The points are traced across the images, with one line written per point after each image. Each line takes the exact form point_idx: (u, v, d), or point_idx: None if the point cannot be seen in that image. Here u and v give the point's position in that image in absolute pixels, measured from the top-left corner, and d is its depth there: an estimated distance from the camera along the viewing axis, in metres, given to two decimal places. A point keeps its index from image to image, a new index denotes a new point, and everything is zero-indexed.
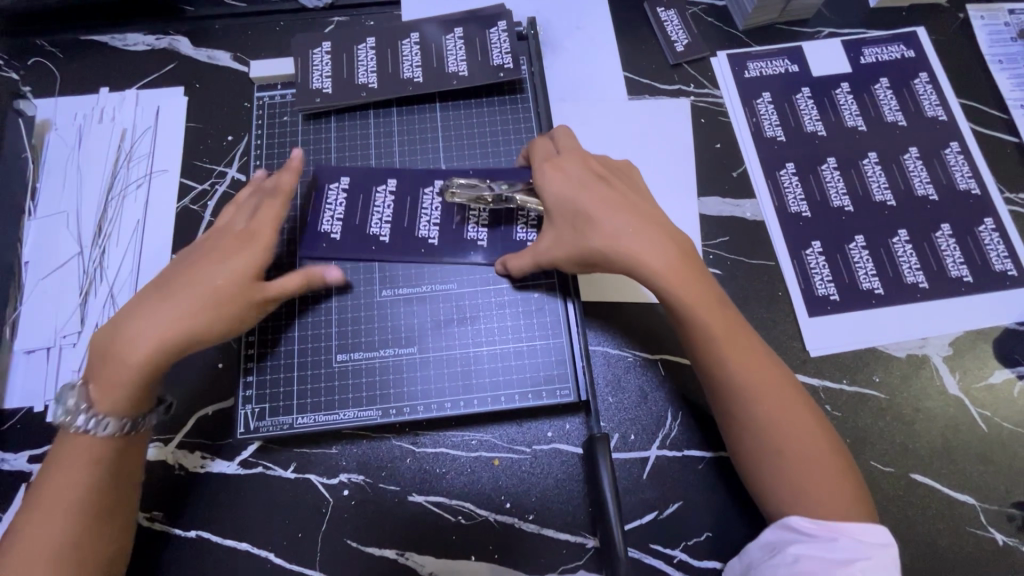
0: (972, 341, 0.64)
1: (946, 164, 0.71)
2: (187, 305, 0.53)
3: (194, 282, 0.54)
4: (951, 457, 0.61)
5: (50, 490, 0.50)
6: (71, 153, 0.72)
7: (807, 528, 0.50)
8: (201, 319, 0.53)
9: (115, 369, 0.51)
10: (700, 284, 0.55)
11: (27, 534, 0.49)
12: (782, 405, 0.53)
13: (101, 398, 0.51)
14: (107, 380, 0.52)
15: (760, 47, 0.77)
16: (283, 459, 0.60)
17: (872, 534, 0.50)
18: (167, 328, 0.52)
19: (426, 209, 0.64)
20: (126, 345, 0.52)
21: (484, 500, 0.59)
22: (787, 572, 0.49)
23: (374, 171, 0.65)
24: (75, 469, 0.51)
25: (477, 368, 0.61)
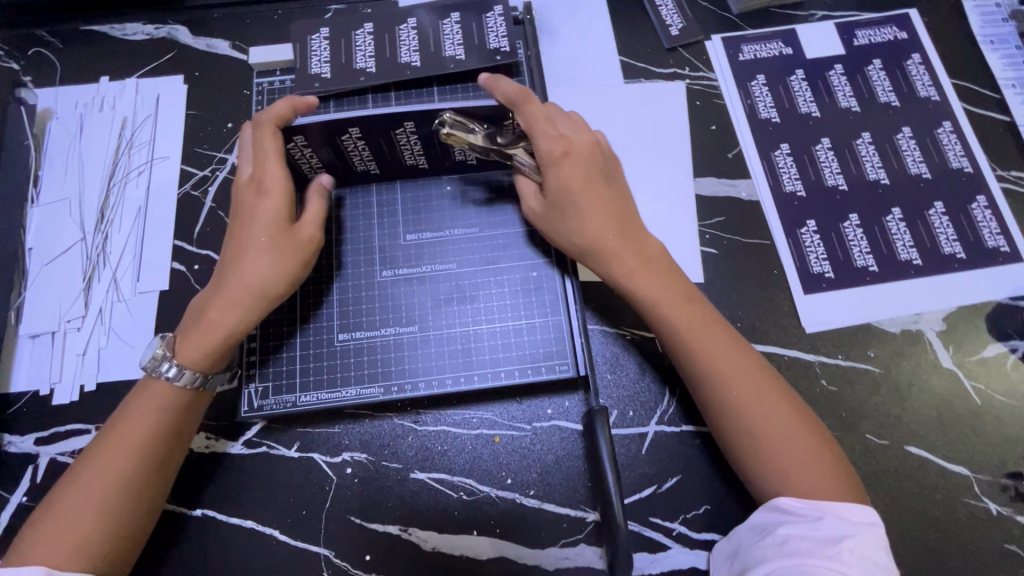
0: (965, 316, 0.65)
1: (939, 143, 0.72)
2: (249, 267, 0.56)
3: (246, 242, 0.57)
4: (945, 430, 0.61)
5: (119, 436, 0.53)
6: (73, 141, 0.72)
7: (791, 508, 0.51)
8: (267, 277, 0.56)
9: (196, 334, 0.55)
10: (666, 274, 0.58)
11: (88, 474, 0.52)
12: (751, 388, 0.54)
13: (193, 352, 0.55)
14: (188, 341, 0.55)
15: (754, 30, 0.78)
16: (286, 439, 0.61)
17: (861, 514, 0.50)
18: (236, 290, 0.56)
19: (406, 144, 0.60)
20: (208, 312, 0.56)
21: (485, 476, 0.60)
22: (774, 552, 0.49)
23: (328, 122, 0.55)
24: (139, 423, 0.53)
25: (477, 345, 0.62)
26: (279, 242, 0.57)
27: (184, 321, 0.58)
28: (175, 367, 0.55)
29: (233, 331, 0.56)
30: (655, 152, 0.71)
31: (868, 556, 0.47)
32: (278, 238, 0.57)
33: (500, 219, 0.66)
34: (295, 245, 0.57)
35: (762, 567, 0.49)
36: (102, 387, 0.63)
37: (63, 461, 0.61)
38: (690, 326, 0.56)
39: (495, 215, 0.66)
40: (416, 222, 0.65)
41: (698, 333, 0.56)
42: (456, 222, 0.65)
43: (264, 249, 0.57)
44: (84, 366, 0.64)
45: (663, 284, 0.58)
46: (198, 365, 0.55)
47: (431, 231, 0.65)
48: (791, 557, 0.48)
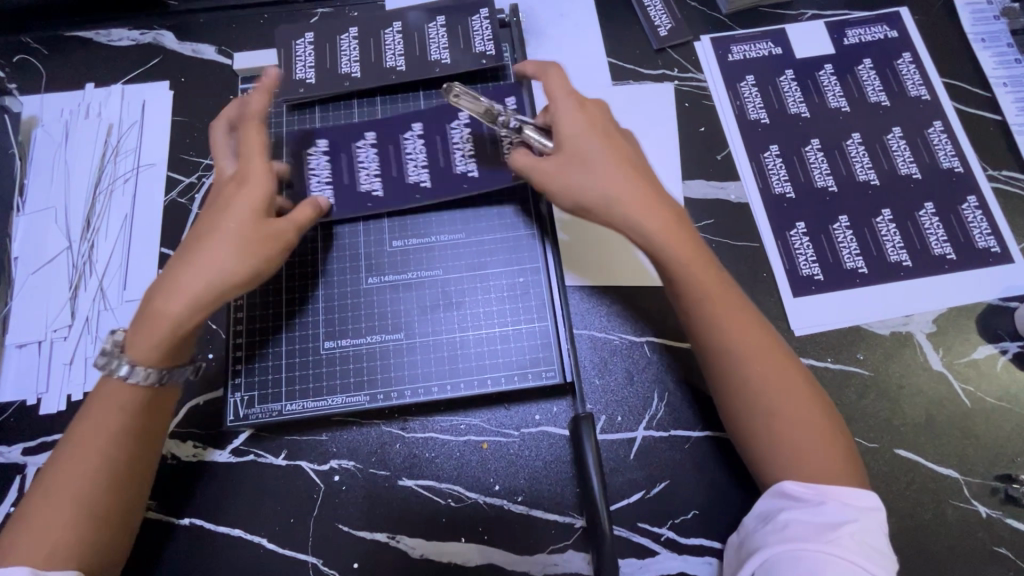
0: (955, 318, 0.65)
1: (929, 143, 0.71)
2: (208, 253, 0.52)
3: (209, 229, 0.53)
4: (935, 432, 0.61)
5: (84, 433, 0.51)
6: (59, 149, 0.72)
7: (797, 493, 0.50)
8: (223, 266, 0.52)
9: (148, 323, 0.52)
10: (687, 238, 0.55)
11: (57, 472, 0.50)
12: (766, 359, 0.53)
13: (137, 346, 0.52)
14: (140, 331, 0.52)
15: (743, 30, 0.77)
16: (274, 447, 0.61)
17: (863, 499, 0.49)
18: (191, 278, 0.52)
19: (410, 153, 0.65)
20: (158, 297, 0.52)
21: (473, 483, 0.60)
22: (777, 538, 0.49)
23: (351, 129, 0.66)
24: (105, 417, 0.51)
25: (463, 352, 0.61)
26: (245, 231, 0.53)
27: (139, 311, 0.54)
28: (128, 366, 0.52)
29: (184, 321, 0.52)
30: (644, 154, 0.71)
31: (869, 543, 0.47)
32: (244, 227, 0.53)
33: (487, 224, 0.65)
34: (265, 236, 0.54)
35: (765, 552, 0.48)
36: (88, 396, 0.63)
37: None
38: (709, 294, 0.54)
39: (481, 220, 0.66)
40: (402, 229, 0.65)
41: (715, 302, 0.54)
42: (442, 227, 0.65)
43: (226, 236, 0.53)
44: (71, 375, 0.64)
45: (685, 250, 0.55)
46: (149, 359, 0.52)
47: (417, 237, 0.65)
48: (793, 542, 0.47)
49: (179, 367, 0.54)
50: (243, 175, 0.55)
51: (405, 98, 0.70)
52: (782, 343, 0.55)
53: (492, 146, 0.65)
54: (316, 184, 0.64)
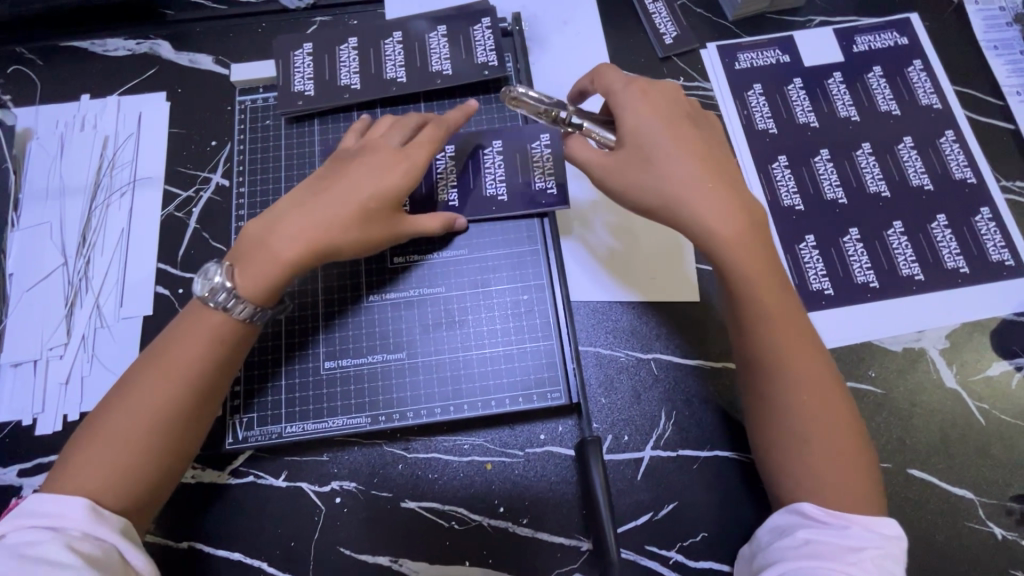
0: (969, 333, 0.64)
1: (941, 153, 0.70)
2: (341, 207, 0.54)
3: (353, 184, 0.55)
4: (948, 452, 0.60)
5: (171, 355, 0.51)
6: (54, 162, 0.71)
7: (818, 514, 0.47)
8: (346, 229, 0.53)
9: (274, 257, 0.52)
10: (754, 245, 0.51)
11: (141, 389, 0.50)
12: (811, 370, 0.50)
13: (247, 279, 0.51)
14: (266, 260, 0.52)
15: (750, 38, 0.76)
16: (273, 468, 0.59)
17: (887, 525, 0.47)
18: (322, 228, 0.53)
19: (442, 171, 0.65)
20: (290, 231, 0.53)
21: (477, 504, 0.58)
22: (794, 555, 0.46)
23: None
24: (193, 345, 0.51)
25: (467, 372, 0.61)
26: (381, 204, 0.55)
27: (245, 233, 0.54)
28: (241, 304, 0.51)
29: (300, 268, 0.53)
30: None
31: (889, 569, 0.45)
32: (383, 206, 0.55)
33: (490, 240, 0.65)
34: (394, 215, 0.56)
35: (779, 567, 0.46)
36: (85, 416, 0.62)
37: None
38: (777, 306, 0.51)
39: (485, 236, 0.65)
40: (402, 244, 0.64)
41: (772, 307, 0.51)
42: (445, 244, 0.65)
43: (362, 200, 0.54)
44: (67, 395, 0.63)
45: (760, 259, 0.51)
46: (267, 299, 0.52)
47: (420, 254, 0.64)
48: (812, 561, 0.45)
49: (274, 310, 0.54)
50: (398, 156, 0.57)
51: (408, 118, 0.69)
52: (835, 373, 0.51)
53: (525, 177, 0.65)
54: None
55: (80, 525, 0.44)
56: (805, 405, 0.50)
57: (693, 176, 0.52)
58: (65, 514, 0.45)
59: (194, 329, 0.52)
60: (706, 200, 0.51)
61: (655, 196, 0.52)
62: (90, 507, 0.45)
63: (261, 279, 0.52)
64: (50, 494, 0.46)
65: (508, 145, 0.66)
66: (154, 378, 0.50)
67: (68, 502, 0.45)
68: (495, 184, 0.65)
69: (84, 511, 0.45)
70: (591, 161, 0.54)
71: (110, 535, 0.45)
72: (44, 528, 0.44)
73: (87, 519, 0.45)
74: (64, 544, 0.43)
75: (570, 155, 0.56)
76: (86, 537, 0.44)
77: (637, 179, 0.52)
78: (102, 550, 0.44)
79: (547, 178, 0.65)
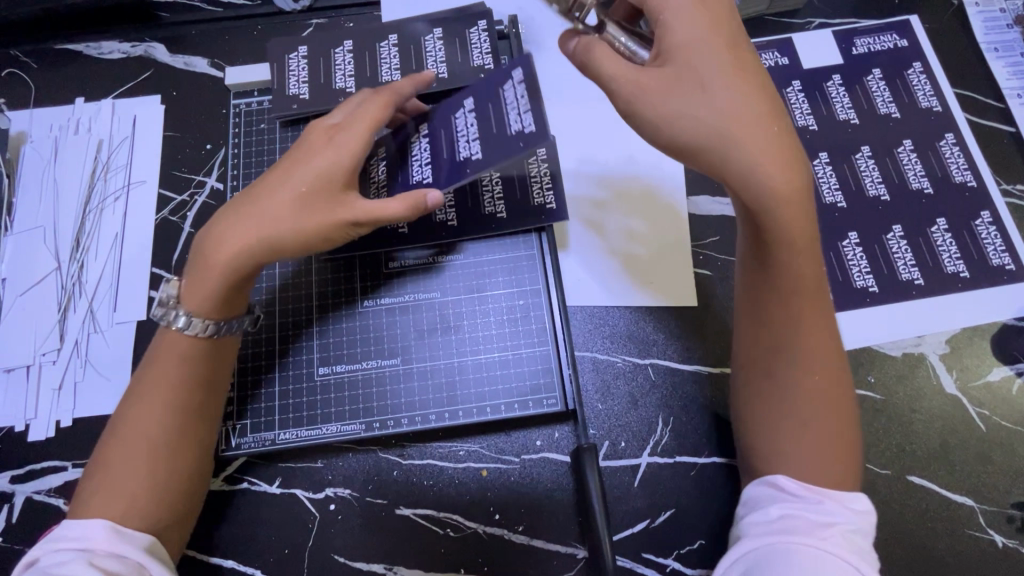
0: (969, 338, 0.63)
1: (941, 156, 0.69)
2: (271, 204, 0.50)
3: (284, 178, 0.51)
4: (948, 458, 0.59)
5: (147, 382, 0.51)
6: (48, 166, 0.70)
7: (792, 488, 0.47)
8: (279, 225, 0.50)
9: (211, 263, 0.50)
10: (806, 201, 0.45)
11: (129, 420, 0.50)
12: (824, 345, 0.48)
13: (191, 295, 0.51)
14: (205, 269, 0.51)
15: (748, 40, 0.75)
16: (267, 475, 0.59)
17: (858, 501, 0.46)
18: (254, 228, 0.50)
19: (415, 153, 0.57)
20: (224, 233, 0.50)
21: (472, 511, 0.58)
22: (768, 529, 0.45)
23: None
24: (167, 367, 0.51)
25: (462, 379, 0.60)
26: (319, 191, 0.51)
27: (194, 248, 0.53)
28: (185, 317, 0.51)
29: (235, 269, 0.50)
30: (649, 170, 0.68)
31: (860, 544, 0.44)
32: (320, 190, 0.51)
33: (486, 245, 0.64)
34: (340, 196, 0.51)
35: (750, 540, 0.45)
36: (78, 423, 0.62)
37: (39, 501, 0.59)
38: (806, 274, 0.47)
39: (480, 242, 0.64)
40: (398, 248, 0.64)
41: (798, 275, 0.47)
42: (440, 249, 0.64)
43: (294, 194, 0.51)
44: (59, 401, 0.62)
45: (805, 217, 0.45)
46: (212, 307, 0.51)
47: (415, 259, 0.64)
48: (784, 534, 0.44)
49: (234, 319, 0.53)
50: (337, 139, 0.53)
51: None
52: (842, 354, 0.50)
53: (499, 123, 0.52)
54: None
55: (103, 545, 0.44)
56: (812, 381, 0.48)
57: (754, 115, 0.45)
58: (88, 537, 0.44)
59: (165, 349, 0.52)
60: (762, 142, 0.44)
61: (700, 127, 0.45)
62: (111, 527, 0.45)
63: (200, 288, 0.51)
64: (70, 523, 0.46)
65: (479, 98, 0.55)
66: (139, 404, 0.50)
67: (91, 526, 0.45)
68: (470, 142, 0.53)
69: (105, 531, 0.45)
70: (623, 73, 0.47)
71: (133, 552, 0.44)
72: (70, 550, 0.44)
73: (109, 539, 0.44)
74: (87, 563, 0.42)
75: (587, 57, 0.49)
76: (110, 556, 0.44)
77: (677, 108, 0.45)
78: (125, 567, 0.43)
79: (524, 116, 0.51)
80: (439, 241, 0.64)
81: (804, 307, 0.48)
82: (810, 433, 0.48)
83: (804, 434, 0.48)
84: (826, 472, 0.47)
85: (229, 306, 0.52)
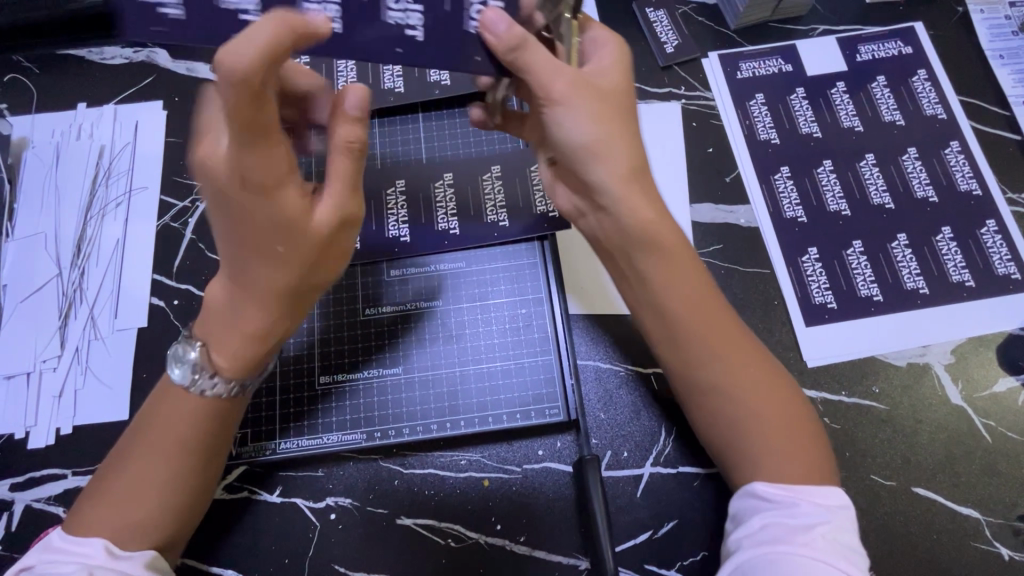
0: (974, 347, 0.63)
1: (945, 163, 0.69)
2: (265, 272, 0.44)
3: (246, 237, 0.43)
4: (954, 469, 0.59)
5: (157, 432, 0.48)
6: (49, 172, 0.70)
7: (771, 495, 0.47)
8: (302, 279, 0.46)
9: (233, 336, 0.47)
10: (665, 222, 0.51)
11: (137, 467, 0.47)
12: (731, 340, 0.51)
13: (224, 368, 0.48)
14: (222, 341, 0.47)
15: (752, 47, 0.75)
16: (268, 484, 0.58)
17: (832, 497, 0.47)
18: (263, 295, 0.45)
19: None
20: (239, 313, 0.46)
21: (474, 522, 0.57)
22: (752, 543, 0.46)
23: (383, 173, 0.67)
24: (179, 423, 0.48)
25: (464, 390, 0.60)
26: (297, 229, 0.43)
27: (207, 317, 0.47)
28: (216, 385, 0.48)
29: (269, 332, 0.48)
30: None
31: (842, 541, 0.45)
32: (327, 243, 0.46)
33: (490, 254, 0.64)
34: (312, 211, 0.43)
35: (738, 557, 0.46)
36: (79, 430, 0.61)
37: (39, 508, 0.59)
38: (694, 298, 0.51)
39: (483, 250, 0.64)
40: (401, 258, 0.64)
41: (687, 288, 0.51)
42: (442, 256, 0.64)
43: (277, 255, 0.43)
44: (60, 408, 0.62)
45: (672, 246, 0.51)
46: (238, 371, 0.48)
47: (417, 267, 0.64)
48: (769, 546, 0.45)
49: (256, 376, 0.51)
50: (256, 166, 0.39)
51: (406, 141, 0.69)
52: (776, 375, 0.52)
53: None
54: None
55: (102, 562, 0.44)
56: (741, 378, 0.50)
57: (622, 138, 0.49)
58: (86, 554, 0.44)
59: (175, 404, 0.48)
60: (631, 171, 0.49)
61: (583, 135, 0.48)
62: (108, 548, 0.45)
63: (218, 364, 0.48)
64: (66, 541, 0.45)
65: None
66: (149, 455, 0.47)
67: (89, 543, 0.45)
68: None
69: (104, 551, 0.44)
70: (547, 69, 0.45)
71: (135, 570, 0.45)
72: (70, 564, 0.43)
73: (108, 557, 0.44)
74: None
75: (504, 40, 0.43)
76: (110, 572, 0.44)
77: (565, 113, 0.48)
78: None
79: (412, 12, 0.42)
80: (441, 250, 0.64)
81: (705, 320, 0.51)
82: (757, 427, 0.49)
83: (753, 429, 0.50)
84: (791, 464, 0.48)
85: (265, 359, 0.50)
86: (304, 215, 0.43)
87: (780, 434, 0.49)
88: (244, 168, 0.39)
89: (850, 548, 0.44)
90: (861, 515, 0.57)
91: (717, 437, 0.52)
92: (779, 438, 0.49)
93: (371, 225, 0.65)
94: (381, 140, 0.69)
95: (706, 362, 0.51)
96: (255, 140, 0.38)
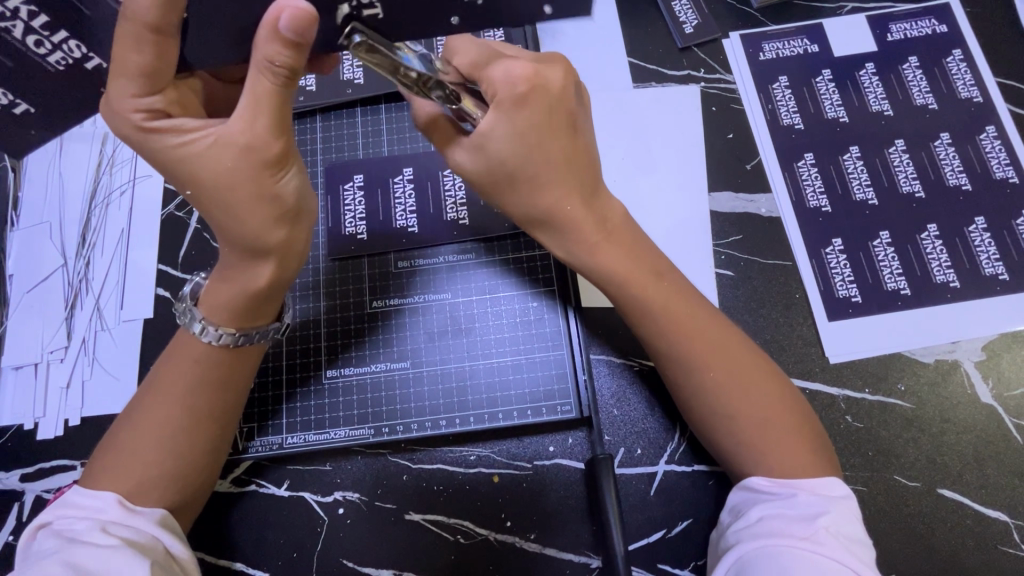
0: (1007, 344, 0.60)
1: (980, 150, 0.65)
2: (226, 229, 0.45)
3: (197, 206, 0.45)
4: (982, 470, 0.57)
5: (165, 378, 0.49)
6: (52, 161, 0.69)
7: (765, 488, 0.47)
8: (256, 233, 0.44)
9: (220, 282, 0.48)
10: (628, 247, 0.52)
11: (145, 408, 0.49)
12: (719, 344, 0.50)
13: (215, 311, 0.48)
14: (208, 289, 0.49)
15: (776, 26, 0.71)
16: (276, 477, 0.58)
17: (832, 487, 0.46)
18: (229, 247, 0.46)
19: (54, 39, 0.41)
20: (226, 263, 0.47)
21: (483, 517, 0.56)
22: (747, 535, 0.45)
23: (390, 161, 0.65)
24: (184, 371, 0.49)
25: (473, 383, 0.59)
26: (221, 181, 0.42)
27: (216, 294, 0.48)
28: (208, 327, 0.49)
29: (253, 288, 0.47)
30: (623, 182, 0.65)
31: (843, 532, 0.43)
32: (258, 189, 0.43)
33: (498, 243, 0.62)
34: (224, 158, 0.42)
35: (735, 549, 0.44)
36: (85, 421, 0.61)
37: (48, 499, 0.59)
38: (665, 304, 0.51)
39: (492, 241, 0.62)
40: (409, 250, 0.63)
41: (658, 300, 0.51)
42: (450, 246, 0.63)
43: (245, 214, 0.43)
44: (68, 400, 0.62)
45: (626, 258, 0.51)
46: (224, 320, 0.48)
47: (425, 258, 0.62)
48: (767, 538, 0.43)
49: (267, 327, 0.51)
50: (158, 143, 0.42)
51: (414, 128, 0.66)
52: (779, 377, 0.51)
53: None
54: (351, 220, 0.63)
55: (115, 517, 0.45)
56: (723, 376, 0.50)
57: (546, 151, 0.48)
58: (99, 509, 0.45)
59: (182, 350, 0.50)
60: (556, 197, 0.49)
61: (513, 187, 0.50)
62: (120, 500, 0.46)
63: (206, 311, 0.49)
64: (81, 494, 0.46)
65: None
66: (152, 399, 0.49)
67: (101, 495, 0.46)
68: (57, 47, 0.42)
69: (118, 505, 0.45)
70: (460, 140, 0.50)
71: (146, 526, 0.45)
72: (83, 520, 0.44)
73: (121, 512, 0.45)
74: (103, 535, 0.43)
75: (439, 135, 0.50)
76: (123, 527, 0.45)
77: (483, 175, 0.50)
78: (141, 538, 0.44)
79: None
80: (449, 240, 0.63)
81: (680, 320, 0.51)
82: (738, 420, 0.49)
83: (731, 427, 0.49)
84: (782, 459, 0.48)
85: (253, 314, 0.49)
86: (214, 168, 0.42)
87: (756, 425, 0.49)
88: (156, 151, 0.43)
89: (851, 539, 0.43)
90: (885, 517, 0.55)
91: (708, 435, 0.51)
92: (761, 432, 0.48)
93: (378, 215, 0.63)
94: (390, 127, 0.67)
95: (684, 360, 0.50)
96: (150, 129, 0.42)
